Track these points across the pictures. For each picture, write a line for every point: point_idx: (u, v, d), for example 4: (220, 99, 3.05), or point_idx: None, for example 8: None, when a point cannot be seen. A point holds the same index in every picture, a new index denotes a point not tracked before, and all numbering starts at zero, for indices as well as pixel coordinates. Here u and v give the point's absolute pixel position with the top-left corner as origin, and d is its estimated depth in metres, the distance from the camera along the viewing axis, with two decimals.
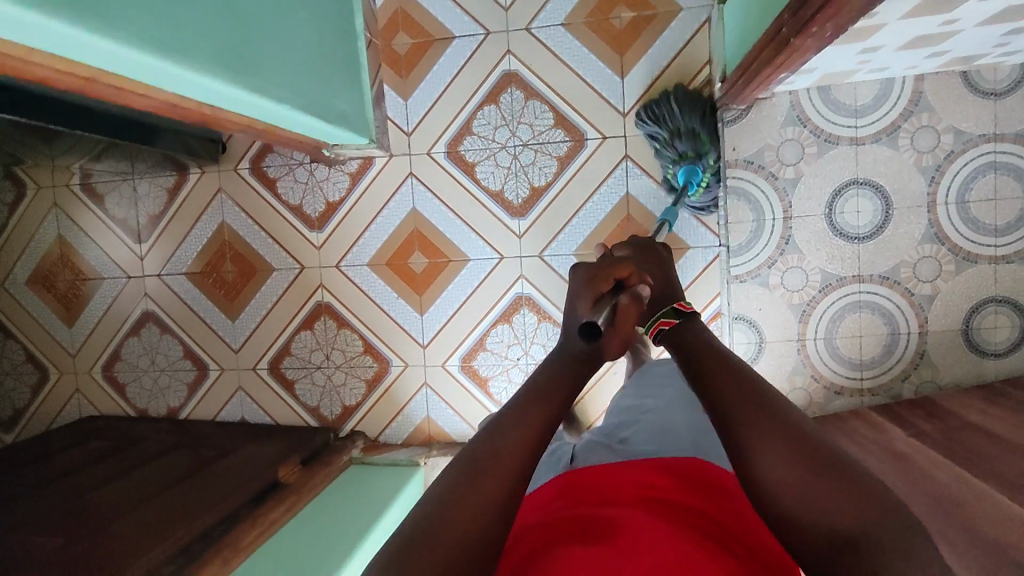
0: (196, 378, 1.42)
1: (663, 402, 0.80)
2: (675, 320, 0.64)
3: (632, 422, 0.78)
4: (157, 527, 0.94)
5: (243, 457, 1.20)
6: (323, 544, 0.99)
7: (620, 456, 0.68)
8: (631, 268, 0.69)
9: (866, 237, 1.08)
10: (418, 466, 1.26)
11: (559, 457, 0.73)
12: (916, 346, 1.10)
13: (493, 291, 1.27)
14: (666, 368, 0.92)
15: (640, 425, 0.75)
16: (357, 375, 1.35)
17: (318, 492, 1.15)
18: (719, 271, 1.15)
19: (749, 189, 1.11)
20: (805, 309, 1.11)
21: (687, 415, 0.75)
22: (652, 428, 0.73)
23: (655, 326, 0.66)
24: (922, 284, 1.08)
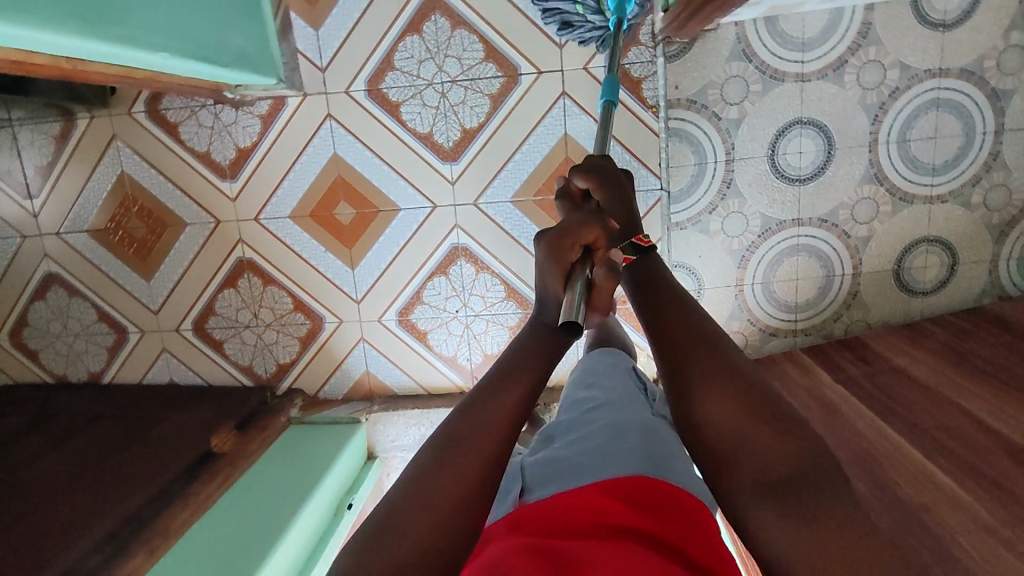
0: (116, 341, 1.33)
1: (615, 397, 0.75)
2: (631, 255, 0.71)
3: (582, 424, 0.70)
4: (79, 516, 0.89)
5: (171, 430, 1.14)
6: (264, 516, 0.97)
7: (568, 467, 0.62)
8: (597, 231, 0.70)
9: (807, 178, 1.06)
10: (359, 423, 1.24)
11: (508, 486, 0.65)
12: (849, 287, 1.11)
13: (428, 241, 1.21)
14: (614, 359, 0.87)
15: (587, 430, 0.67)
16: (288, 332, 1.29)
17: (257, 457, 1.12)
18: (661, 217, 1.09)
19: (691, 130, 1.05)
20: (744, 254, 1.10)
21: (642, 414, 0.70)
22: (602, 430, 0.65)
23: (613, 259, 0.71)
24: (858, 226, 1.08)
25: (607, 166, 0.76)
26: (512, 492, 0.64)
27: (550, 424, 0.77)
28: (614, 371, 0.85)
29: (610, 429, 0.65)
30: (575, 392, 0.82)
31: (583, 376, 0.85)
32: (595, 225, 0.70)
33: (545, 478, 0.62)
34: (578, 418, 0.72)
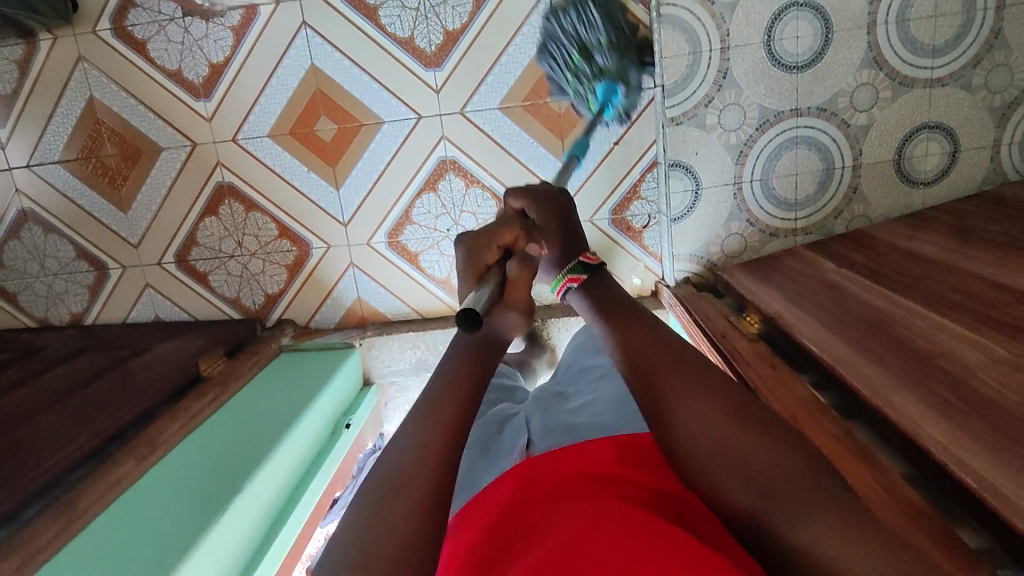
0: (97, 279, 1.28)
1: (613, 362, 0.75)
2: (580, 275, 0.72)
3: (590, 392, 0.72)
4: (60, 432, 0.84)
5: (155, 359, 1.10)
6: (252, 433, 0.93)
7: (574, 431, 0.64)
8: (517, 231, 0.68)
9: (805, 65, 1.02)
10: (352, 348, 1.21)
11: (515, 437, 0.68)
12: (849, 181, 1.08)
13: (414, 157, 1.17)
14: None
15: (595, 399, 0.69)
16: (275, 261, 1.25)
17: (246, 381, 1.09)
18: (654, 116, 1.07)
19: (684, 16, 1.01)
20: (742, 149, 1.07)
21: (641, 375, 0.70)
22: (606, 399, 0.68)
23: (564, 284, 0.73)
24: (858, 114, 1.04)
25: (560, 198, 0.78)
26: (519, 444, 0.67)
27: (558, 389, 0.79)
28: None
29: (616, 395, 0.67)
30: (582, 356, 0.81)
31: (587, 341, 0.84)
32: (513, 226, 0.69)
33: (556, 437, 0.65)
34: (584, 385, 0.75)
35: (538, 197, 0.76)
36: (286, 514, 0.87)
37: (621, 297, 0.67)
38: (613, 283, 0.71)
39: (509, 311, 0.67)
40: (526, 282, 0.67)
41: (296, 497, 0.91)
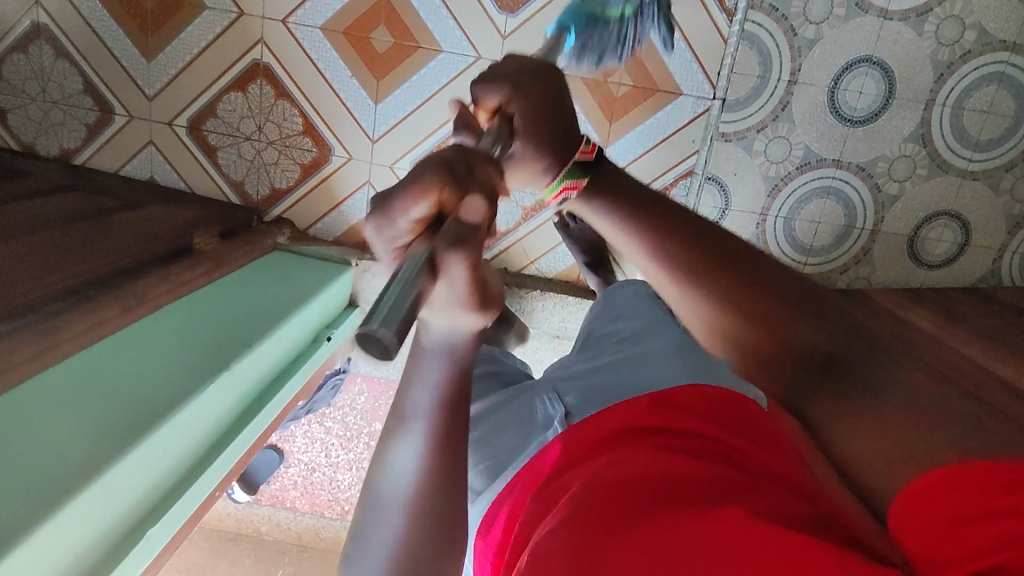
0: (98, 120, 1.21)
1: (632, 327, 0.79)
2: (579, 180, 0.59)
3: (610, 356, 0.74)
4: (45, 260, 0.80)
5: (151, 220, 1.05)
6: (239, 321, 0.91)
7: (611, 395, 0.65)
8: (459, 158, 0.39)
9: (859, 121, 1.05)
10: (348, 266, 1.20)
11: (548, 408, 0.67)
12: (863, 243, 1.12)
13: (461, 94, 1.15)
14: (629, 291, 0.89)
15: (616, 362, 0.72)
16: (291, 156, 1.21)
17: (236, 266, 1.05)
18: (705, 125, 1.09)
19: (764, 38, 1.03)
20: (777, 183, 1.10)
21: (667, 339, 0.73)
22: (633, 362, 0.70)
23: (559, 191, 0.60)
24: (891, 183, 1.09)
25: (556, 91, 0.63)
26: (556, 414, 0.66)
27: (568, 358, 0.82)
28: (635, 301, 0.86)
29: (641, 356, 0.71)
30: (601, 326, 0.84)
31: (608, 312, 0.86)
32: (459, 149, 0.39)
33: (592, 402, 0.65)
34: (600, 353, 0.77)
35: (509, 83, 0.54)
36: (256, 409, 0.90)
37: (652, 200, 0.57)
38: (621, 176, 0.60)
39: (463, 311, 0.36)
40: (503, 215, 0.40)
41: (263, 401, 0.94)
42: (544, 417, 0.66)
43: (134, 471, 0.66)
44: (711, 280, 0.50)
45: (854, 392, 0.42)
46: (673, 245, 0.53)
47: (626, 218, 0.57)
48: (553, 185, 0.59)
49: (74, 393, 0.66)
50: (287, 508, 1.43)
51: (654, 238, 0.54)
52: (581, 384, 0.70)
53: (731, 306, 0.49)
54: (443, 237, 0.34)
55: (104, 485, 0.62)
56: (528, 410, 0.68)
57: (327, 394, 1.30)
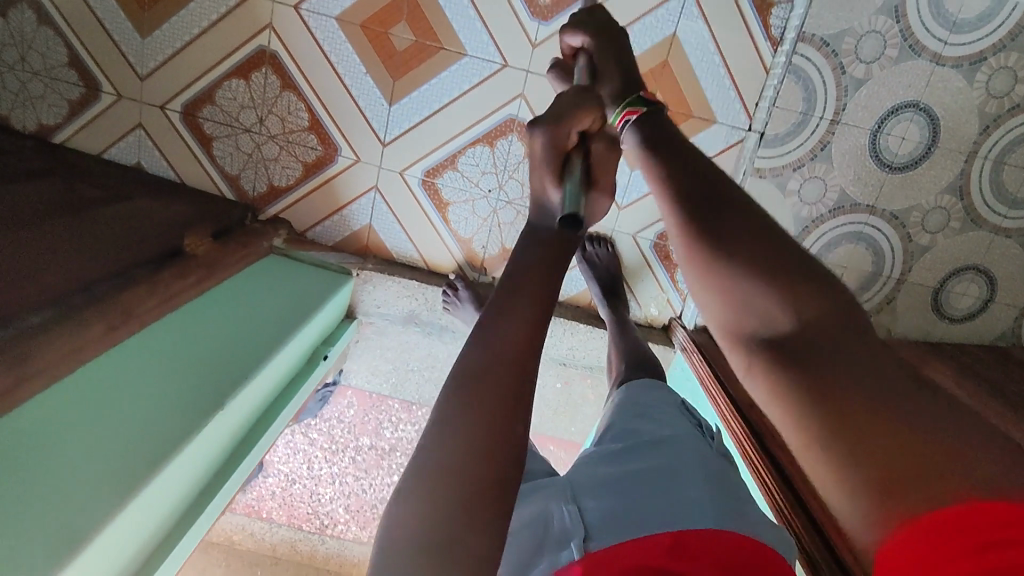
0: (83, 97, 1.10)
1: (665, 432, 0.72)
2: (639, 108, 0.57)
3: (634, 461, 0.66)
4: (23, 262, 0.71)
5: (140, 218, 0.96)
6: (230, 347, 0.85)
7: (638, 511, 0.57)
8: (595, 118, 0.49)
9: (898, 167, 1.01)
10: (347, 276, 1.14)
11: (564, 518, 0.58)
12: (888, 292, 1.08)
13: (483, 103, 1.07)
14: (663, 393, 0.82)
15: (643, 472, 0.63)
16: (293, 153, 1.12)
17: (230, 273, 0.97)
18: (739, 159, 1.04)
19: (811, 74, 0.98)
20: (807, 225, 1.05)
21: (703, 460, 0.66)
22: (663, 478, 0.62)
23: (621, 116, 0.57)
24: (923, 233, 1.05)
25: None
26: (572, 535, 0.56)
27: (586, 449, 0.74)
28: (665, 406, 0.79)
29: (670, 474, 0.63)
30: (626, 422, 0.76)
31: (637, 411, 0.78)
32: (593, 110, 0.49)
33: (612, 520, 0.57)
34: (623, 452, 0.69)
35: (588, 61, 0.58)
36: (252, 440, 0.86)
37: (677, 138, 0.54)
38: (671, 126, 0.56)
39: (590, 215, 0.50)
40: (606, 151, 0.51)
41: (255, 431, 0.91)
42: (560, 531, 0.57)
43: (128, 521, 0.60)
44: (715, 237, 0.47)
45: (855, 400, 0.39)
46: (684, 172, 0.50)
47: (653, 148, 0.54)
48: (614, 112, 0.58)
49: (53, 432, 0.59)
50: (263, 518, 1.34)
51: (664, 172, 0.51)
52: (607, 490, 0.61)
53: (751, 279, 0.45)
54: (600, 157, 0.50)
55: (97, 542, 0.56)
56: (541, 512, 0.60)
57: (315, 406, 1.21)
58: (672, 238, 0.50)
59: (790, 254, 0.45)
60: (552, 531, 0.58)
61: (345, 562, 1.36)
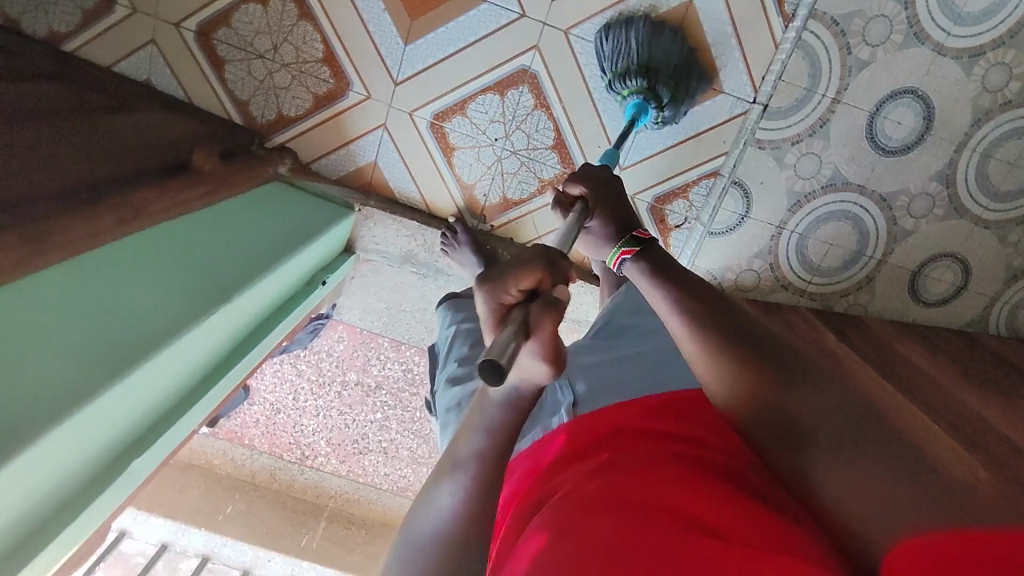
0: (97, 8, 1.10)
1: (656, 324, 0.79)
2: (632, 248, 0.67)
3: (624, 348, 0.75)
4: (36, 149, 0.72)
5: (148, 128, 0.97)
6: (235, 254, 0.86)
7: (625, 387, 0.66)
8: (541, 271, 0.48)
9: (891, 152, 1.05)
10: (350, 210, 1.17)
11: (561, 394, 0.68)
12: (869, 271, 1.13)
13: (497, 51, 1.08)
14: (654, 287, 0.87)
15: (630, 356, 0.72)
16: (305, 84, 1.13)
17: (236, 191, 0.98)
18: (738, 129, 1.08)
19: (817, 51, 1.01)
20: (799, 200, 1.09)
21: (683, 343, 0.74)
22: (650, 360, 0.70)
23: (618, 256, 0.68)
24: (908, 218, 1.09)
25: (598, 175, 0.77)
26: (564, 401, 0.67)
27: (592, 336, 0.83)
28: None
29: (656, 355, 0.71)
30: (621, 317, 0.83)
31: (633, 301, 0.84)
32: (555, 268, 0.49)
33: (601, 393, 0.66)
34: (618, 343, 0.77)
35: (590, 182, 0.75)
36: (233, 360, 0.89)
37: (672, 265, 0.62)
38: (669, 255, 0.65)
39: (537, 359, 0.45)
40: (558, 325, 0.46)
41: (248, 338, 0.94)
42: (553, 402, 0.68)
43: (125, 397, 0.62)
44: (723, 338, 0.49)
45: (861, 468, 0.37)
46: (677, 286, 0.57)
47: (651, 272, 0.61)
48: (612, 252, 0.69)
49: (62, 301, 0.61)
50: (244, 445, 1.39)
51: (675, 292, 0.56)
52: (593, 372, 0.70)
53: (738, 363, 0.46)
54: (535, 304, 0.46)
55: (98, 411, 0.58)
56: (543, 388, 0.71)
57: (305, 337, 1.24)
58: (682, 342, 0.52)
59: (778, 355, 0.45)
60: (549, 403, 0.69)
61: (322, 494, 1.42)
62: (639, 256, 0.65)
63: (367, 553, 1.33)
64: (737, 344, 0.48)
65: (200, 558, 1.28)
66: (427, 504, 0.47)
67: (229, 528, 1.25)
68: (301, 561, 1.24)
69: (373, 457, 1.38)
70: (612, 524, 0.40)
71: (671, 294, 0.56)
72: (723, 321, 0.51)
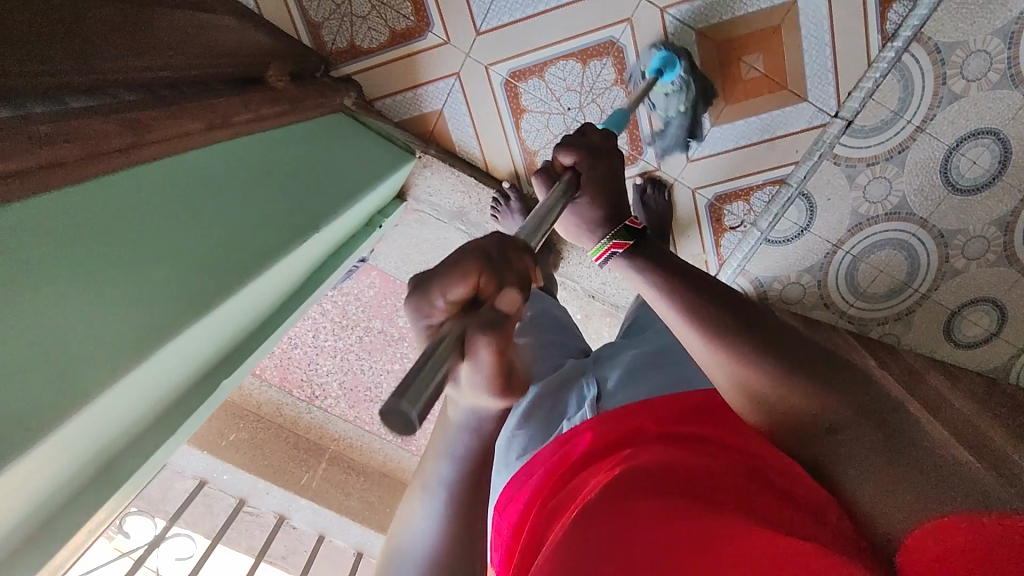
0: None
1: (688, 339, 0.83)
2: (625, 242, 0.70)
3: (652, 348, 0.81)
4: (134, 30, 0.67)
5: (233, 31, 0.92)
6: (294, 191, 0.84)
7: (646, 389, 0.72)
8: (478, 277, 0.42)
9: (960, 189, 1.04)
10: (410, 156, 1.17)
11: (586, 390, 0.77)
12: (910, 303, 1.15)
13: (590, 18, 1.04)
14: None
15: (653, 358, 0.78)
16: (383, 17, 1.06)
17: (305, 119, 0.95)
18: (816, 141, 1.07)
19: (915, 76, 0.99)
20: (860, 222, 1.11)
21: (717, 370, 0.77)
22: (668, 363, 0.77)
23: (604, 250, 0.72)
24: (959, 258, 1.09)
25: (600, 148, 0.75)
26: (588, 394, 0.76)
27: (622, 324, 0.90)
28: None
29: (675, 359, 0.78)
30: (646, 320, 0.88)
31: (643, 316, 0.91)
32: (488, 269, 0.43)
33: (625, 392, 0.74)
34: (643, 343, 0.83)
35: (582, 150, 0.73)
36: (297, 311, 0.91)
37: (672, 259, 0.66)
38: (662, 249, 0.69)
39: (477, 375, 0.44)
40: (499, 336, 0.43)
41: (304, 286, 0.97)
42: (579, 396, 0.77)
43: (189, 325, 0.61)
44: (723, 335, 0.54)
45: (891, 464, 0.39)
46: (691, 289, 0.60)
47: (646, 264, 0.66)
48: (599, 245, 0.72)
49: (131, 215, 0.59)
50: (257, 376, 1.36)
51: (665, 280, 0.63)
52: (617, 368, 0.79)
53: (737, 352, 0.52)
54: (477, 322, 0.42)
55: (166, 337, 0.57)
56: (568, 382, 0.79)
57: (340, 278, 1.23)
58: (678, 326, 0.58)
59: (784, 353, 0.49)
60: (571, 394, 0.78)
61: (325, 436, 1.41)
62: (633, 251, 0.69)
63: (364, 499, 1.34)
64: (728, 335, 0.53)
65: (197, 480, 1.28)
66: (410, 522, 0.57)
67: (231, 455, 1.25)
68: (300, 498, 1.27)
69: None
70: (629, 524, 0.47)
71: (670, 288, 0.61)
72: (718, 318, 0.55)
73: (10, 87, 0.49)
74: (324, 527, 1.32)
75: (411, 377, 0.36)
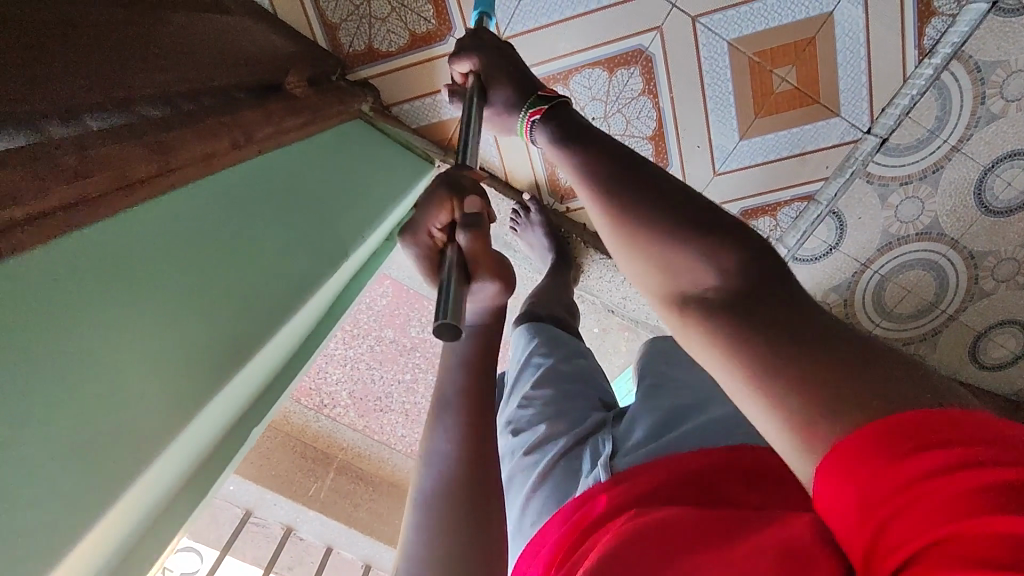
0: None
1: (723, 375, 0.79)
2: (541, 109, 0.66)
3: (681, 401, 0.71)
4: (153, 42, 0.64)
5: (251, 34, 0.88)
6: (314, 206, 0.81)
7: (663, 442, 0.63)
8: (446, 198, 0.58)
9: (993, 210, 1.02)
10: (429, 165, 1.16)
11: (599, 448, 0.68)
12: (937, 324, 1.13)
13: (618, 26, 1.00)
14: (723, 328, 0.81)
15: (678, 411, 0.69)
16: (402, 19, 1.02)
17: (326, 127, 0.92)
18: (849, 158, 1.04)
19: (953, 94, 0.95)
20: (890, 242, 1.08)
21: None
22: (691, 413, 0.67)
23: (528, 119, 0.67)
24: (989, 279, 1.07)
25: (501, 46, 0.72)
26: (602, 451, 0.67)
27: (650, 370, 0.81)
28: None
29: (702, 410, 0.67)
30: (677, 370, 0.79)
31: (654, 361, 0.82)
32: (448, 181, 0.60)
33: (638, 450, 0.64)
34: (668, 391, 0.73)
35: (486, 44, 0.72)
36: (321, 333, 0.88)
37: (593, 130, 0.60)
38: (575, 116, 0.64)
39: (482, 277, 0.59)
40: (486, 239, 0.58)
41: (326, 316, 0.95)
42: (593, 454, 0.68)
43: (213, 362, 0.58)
44: (611, 184, 0.53)
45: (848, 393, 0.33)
46: (609, 175, 0.54)
47: (555, 132, 0.63)
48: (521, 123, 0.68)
49: (152, 250, 0.56)
50: None
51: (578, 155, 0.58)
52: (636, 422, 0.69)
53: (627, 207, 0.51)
54: (467, 227, 0.57)
55: None
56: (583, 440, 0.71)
57: None
58: (583, 196, 0.55)
59: (705, 231, 0.46)
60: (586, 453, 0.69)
61: (333, 445, 1.39)
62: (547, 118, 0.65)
63: (374, 511, 1.32)
64: (629, 207, 0.50)
65: None
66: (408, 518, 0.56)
67: (240, 466, 1.23)
68: (307, 510, 1.24)
69: (393, 417, 1.36)
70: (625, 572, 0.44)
71: (581, 162, 0.57)
72: (622, 189, 0.52)
73: (22, 111, 0.45)
74: (332, 539, 1.30)
75: (443, 301, 0.49)
